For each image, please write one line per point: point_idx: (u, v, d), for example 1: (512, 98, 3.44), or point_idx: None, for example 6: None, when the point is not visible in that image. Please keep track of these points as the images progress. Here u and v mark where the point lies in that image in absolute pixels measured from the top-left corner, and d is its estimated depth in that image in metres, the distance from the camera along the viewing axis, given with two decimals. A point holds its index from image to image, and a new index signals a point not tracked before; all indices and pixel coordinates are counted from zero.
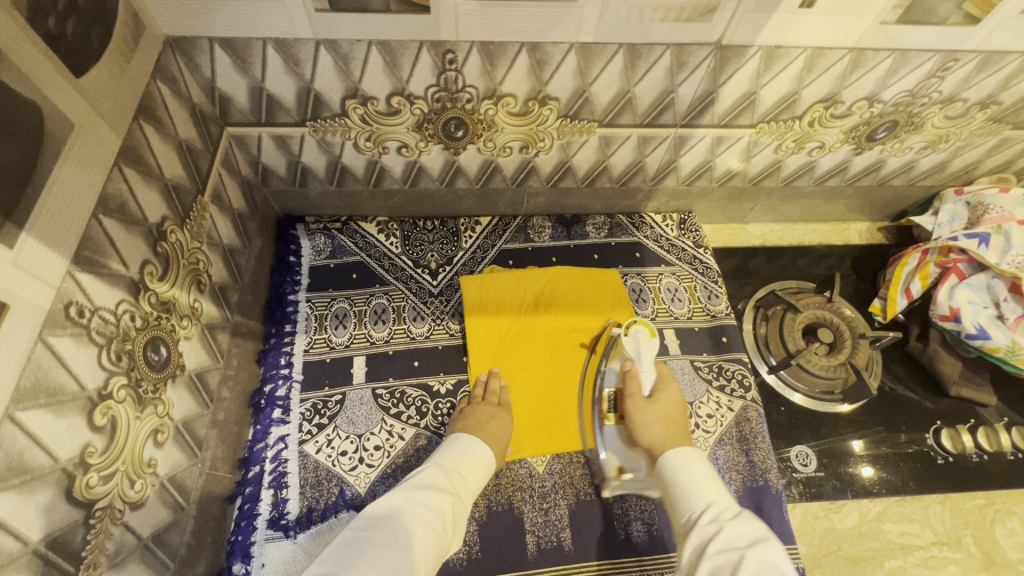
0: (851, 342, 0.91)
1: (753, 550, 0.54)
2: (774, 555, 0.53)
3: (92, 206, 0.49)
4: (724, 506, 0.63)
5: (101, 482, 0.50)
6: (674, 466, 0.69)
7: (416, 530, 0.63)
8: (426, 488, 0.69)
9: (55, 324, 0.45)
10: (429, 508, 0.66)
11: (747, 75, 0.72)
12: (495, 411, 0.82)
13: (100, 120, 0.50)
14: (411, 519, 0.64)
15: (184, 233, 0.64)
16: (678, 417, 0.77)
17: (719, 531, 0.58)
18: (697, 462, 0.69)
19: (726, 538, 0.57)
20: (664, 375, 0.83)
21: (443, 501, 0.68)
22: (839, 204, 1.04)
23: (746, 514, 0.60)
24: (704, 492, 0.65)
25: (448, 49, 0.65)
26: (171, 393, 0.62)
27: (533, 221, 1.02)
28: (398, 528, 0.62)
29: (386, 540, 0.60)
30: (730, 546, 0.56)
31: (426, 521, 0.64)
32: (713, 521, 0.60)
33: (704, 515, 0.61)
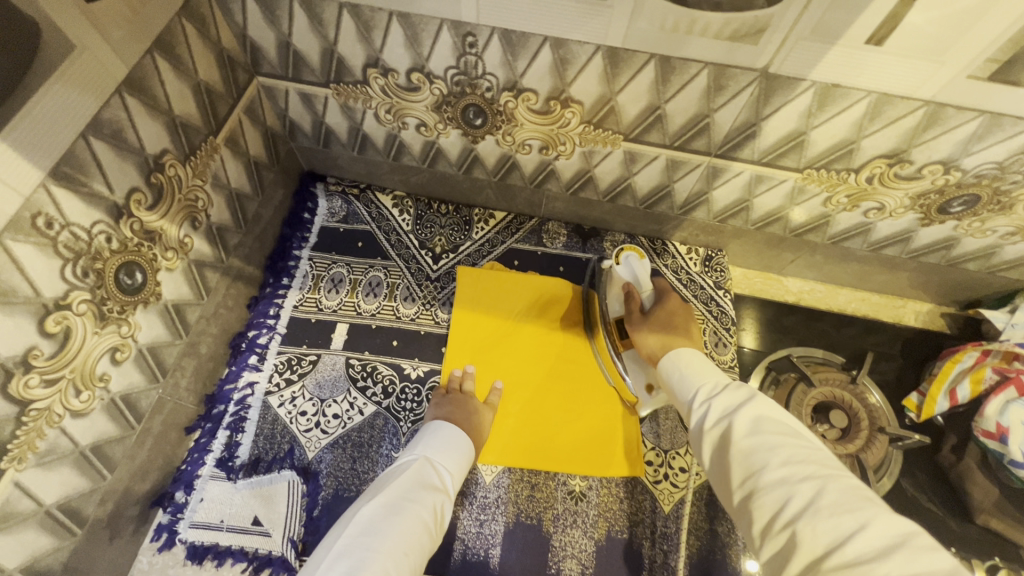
0: (867, 435, 0.81)
1: (740, 414, 0.54)
2: (764, 411, 0.54)
3: (81, 128, 0.51)
4: (713, 382, 0.61)
5: (43, 385, 0.53)
6: (670, 369, 0.67)
7: (417, 532, 0.59)
8: (419, 486, 0.64)
9: (17, 230, 0.47)
10: (425, 506, 0.62)
11: (797, 112, 0.63)
12: (479, 408, 0.79)
13: (107, 48, 0.52)
14: (410, 522, 0.59)
15: (185, 170, 0.67)
16: (676, 326, 0.72)
17: (710, 408, 0.57)
18: (689, 358, 0.66)
19: (719, 411, 0.57)
20: (661, 288, 0.78)
21: (437, 499, 0.64)
22: (896, 276, 0.91)
23: (733, 383, 0.60)
24: (694, 378, 0.63)
25: (468, 32, 0.62)
26: (140, 317, 0.64)
27: (549, 225, 0.98)
28: (397, 531, 0.57)
29: (388, 546, 0.55)
30: (724, 417, 0.56)
31: (425, 521, 0.61)
32: (703, 403, 0.59)
33: (696, 399, 0.61)
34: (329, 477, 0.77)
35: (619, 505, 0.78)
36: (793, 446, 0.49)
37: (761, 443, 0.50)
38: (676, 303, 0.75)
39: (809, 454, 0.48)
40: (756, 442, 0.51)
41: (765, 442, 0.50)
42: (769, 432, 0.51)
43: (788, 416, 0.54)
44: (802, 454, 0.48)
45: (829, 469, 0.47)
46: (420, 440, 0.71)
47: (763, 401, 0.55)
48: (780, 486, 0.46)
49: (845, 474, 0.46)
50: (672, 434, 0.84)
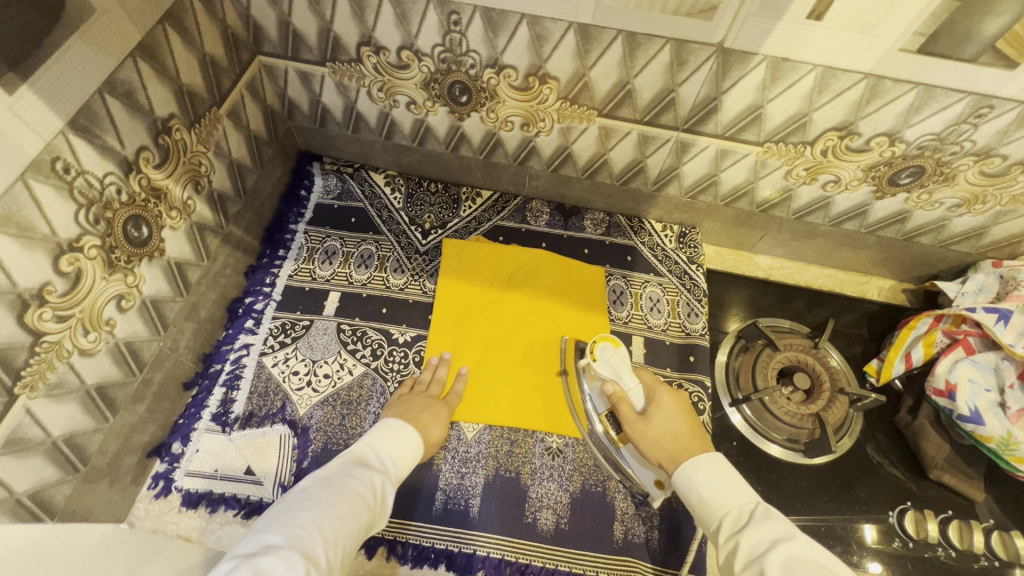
0: (829, 395, 0.85)
1: (772, 555, 0.54)
2: (797, 551, 0.54)
3: (97, 84, 0.56)
4: (739, 511, 0.63)
5: (55, 320, 0.57)
6: (687, 480, 0.69)
7: (352, 502, 0.63)
8: (357, 465, 0.69)
9: (39, 172, 0.52)
10: (362, 481, 0.67)
11: (752, 85, 0.69)
12: (432, 404, 0.81)
13: (123, 14, 0.57)
14: (343, 493, 0.63)
15: (190, 136, 0.72)
16: (677, 428, 0.76)
17: (739, 545, 0.58)
18: (704, 464, 0.69)
19: (747, 550, 0.57)
20: (649, 385, 0.81)
21: (376, 476, 0.68)
22: (858, 252, 0.97)
23: (760, 513, 0.62)
24: (719, 502, 0.65)
25: (452, 10, 0.68)
26: (145, 270, 0.69)
27: (533, 204, 1.04)
28: (329, 499, 0.62)
29: (317, 511, 0.60)
30: (754, 559, 0.56)
31: (359, 495, 0.64)
32: (731, 538, 0.60)
33: (722, 531, 0.62)
34: (319, 432, 0.82)
35: (594, 461, 0.82)
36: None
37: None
38: (670, 400, 0.79)
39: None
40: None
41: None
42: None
43: (826, 560, 0.54)
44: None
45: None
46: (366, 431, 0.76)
47: (797, 541, 0.56)
48: None
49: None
50: None
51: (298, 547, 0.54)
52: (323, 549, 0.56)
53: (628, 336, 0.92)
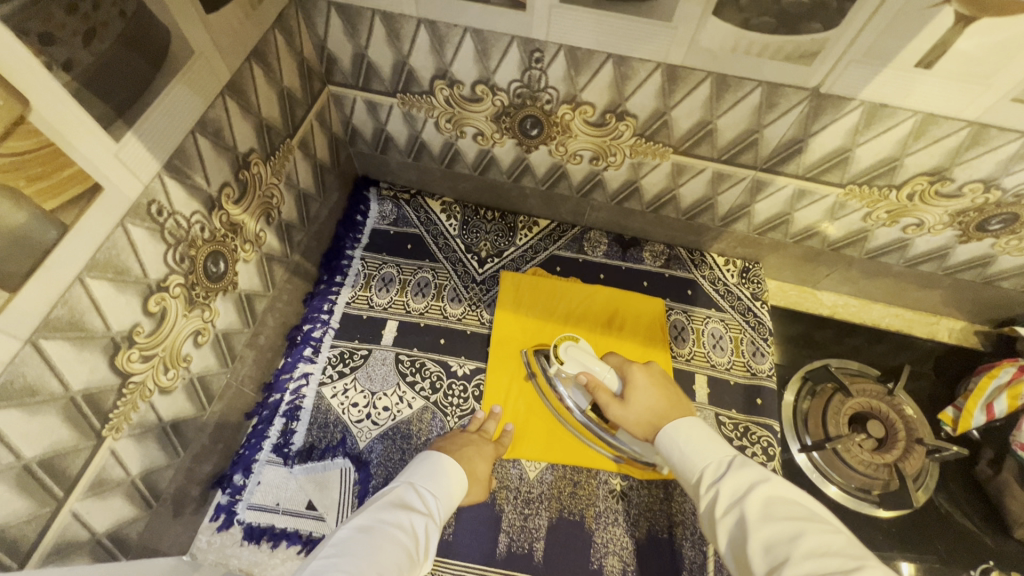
0: (905, 445, 0.81)
1: (752, 499, 0.55)
2: (777, 494, 0.55)
3: (191, 125, 0.56)
4: (716, 460, 0.62)
5: (140, 360, 0.57)
6: (669, 445, 0.67)
7: (393, 551, 0.57)
8: (398, 509, 0.63)
9: (137, 215, 0.52)
10: (402, 527, 0.61)
11: (843, 129, 0.67)
12: (476, 440, 0.79)
13: (217, 54, 0.57)
14: (383, 542, 0.57)
15: (266, 169, 0.72)
16: (651, 402, 0.72)
17: (718, 493, 0.58)
18: (682, 429, 0.66)
19: (727, 495, 0.57)
20: (618, 366, 0.79)
21: (417, 520, 0.63)
22: (929, 293, 0.94)
23: (735, 459, 0.61)
24: (698, 453, 0.64)
25: (536, 48, 0.67)
26: (219, 304, 0.69)
27: (591, 234, 1.02)
28: (370, 551, 0.56)
29: (358, 565, 0.53)
30: (734, 504, 0.57)
31: (402, 544, 0.58)
32: (710, 487, 0.60)
33: (701, 479, 0.61)
34: (380, 466, 0.80)
35: (659, 506, 0.80)
36: (816, 534, 0.50)
37: (781, 534, 0.51)
38: (645, 376, 0.76)
39: (832, 544, 0.49)
40: (774, 533, 0.51)
41: (781, 531, 0.51)
42: (782, 518, 0.52)
43: (797, 497, 0.56)
44: (823, 545, 0.49)
45: (856, 559, 0.47)
46: (405, 470, 0.71)
47: (772, 482, 0.57)
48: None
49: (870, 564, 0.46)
50: None
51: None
52: None
53: (691, 374, 0.90)
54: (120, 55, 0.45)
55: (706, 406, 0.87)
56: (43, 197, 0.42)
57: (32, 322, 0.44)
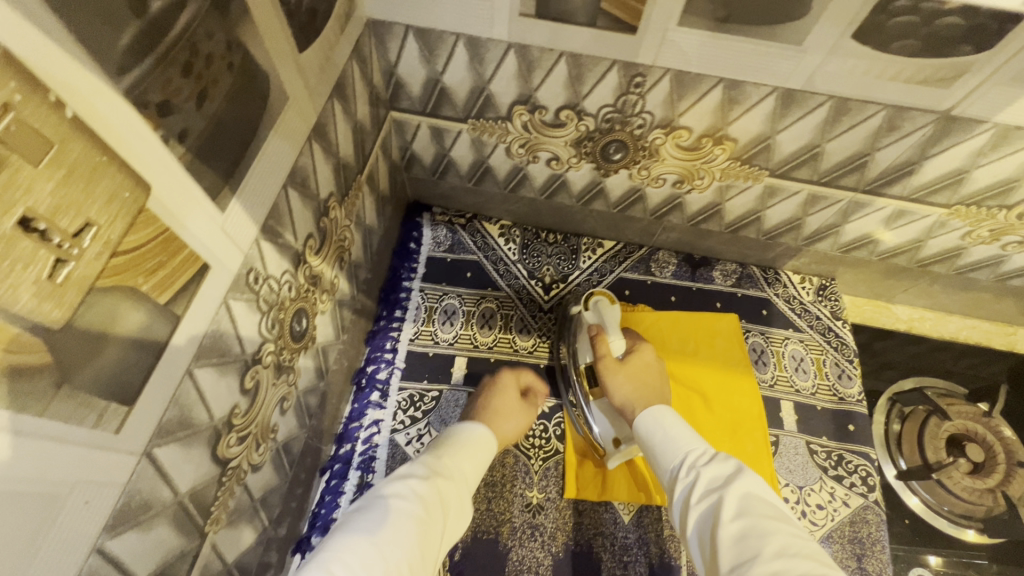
0: (1005, 469, 0.81)
1: (729, 490, 0.54)
2: (755, 488, 0.55)
3: (284, 178, 0.50)
4: (697, 449, 0.62)
5: (237, 442, 0.51)
6: (648, 426, 0.67)
7: (393, 513, 0.52)
8: (403, 473, 0.58)
9: (237, 288, 0.46)
10: (403, 492, 0.55)
11: (966, 151, 0.63)
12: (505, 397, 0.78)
13: (305, 97, 0.51)
14: (380, 512, 0.52)
15: (341, 211, 0.66)
16: (649, 379, 0.75)
17: (698, 480, 0.58)
18: (668, 413, 0.68)
19: (705, 483, 0.57)
20: (629, 341, 0.82)
21: (424, 484, 0.57)
22: (1010, 304, 0.91)
23: (718, 451, 0.61)
24: (680, 440, 0.64)
25: (639, 72, 0.62)
26: (301, 363, 0.63)
27: (658, 255, 0.97)
28: (364, 523, 0.51)
29: (348, 539, 0.48)
30: (710, 492, 0.56)
31: (399, 510, 0.52)
32: (689, 472, 0.59)
33: (681, 463, 0.61)
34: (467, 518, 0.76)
35: None
36: (787, 534, 0.49)
37: (753, 527, 0.50)
38: (652, 357, 0.78)
39: (802, 546, 0.48)
40: (748, 526, 0.50)
41: (755, 525, 0.50)
42: (757, 514, 0.51)
43: (773, 495, 0.55)
44: (794, 545, 0.48)
45: (824, 566, 0.46)
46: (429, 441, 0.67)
47: (751, 477, 0.56)
48: None
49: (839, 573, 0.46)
50: (803, 470, 0.81)
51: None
52: None
53: (777, 401, 0.86)
54: (227, 113, 0.39)
55: (796, 434, 0.84)
56: (157, 291, 0.36)
57: (145, 432, 0.38)
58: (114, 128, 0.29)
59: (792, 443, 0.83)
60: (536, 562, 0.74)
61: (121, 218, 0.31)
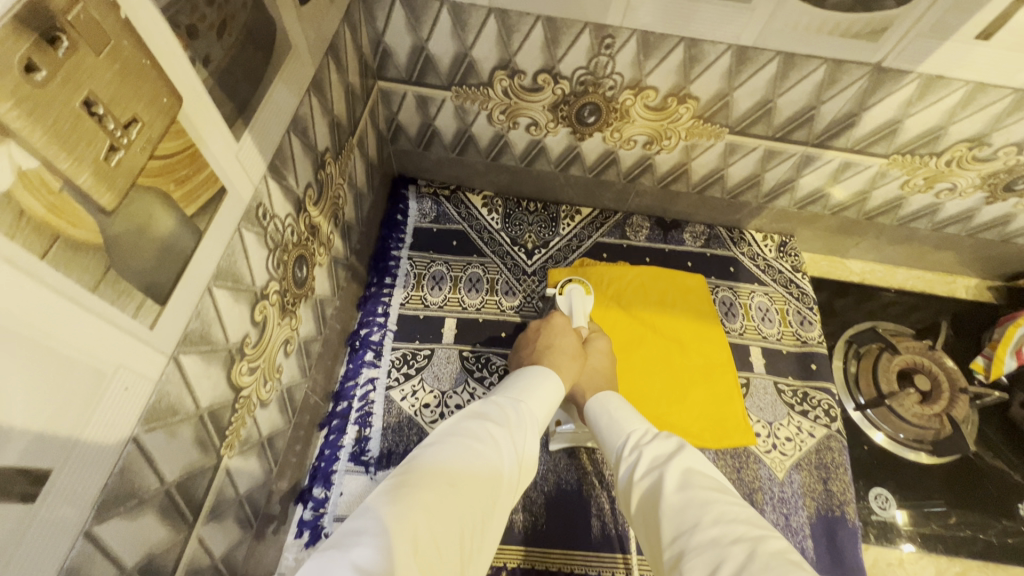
0: (950, 394, 0.90)
1: (670, 464, 0.54)
2: (694, 463, 0.54)
3: (287, 123, 0.54)
4: (642, 428, 0.62)
5: (248, 372, 0.54)
6: (599, 411, 0.68)
7: (481, 454, 0.51)
8: (477, 415, 0.56)
9: (249, 219, 0.49)
10: (478, 434, 0.53)
11: (898, 102, 0.71)
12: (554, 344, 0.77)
13: (305, 49, 0.55)
14: (456, 450, 0.50)
15: (336, 169, 0.70)
16: (602, 365, 0.77)
17: (640, 458, 0.57)
18: (613, 400, 0.69)
19: (647, 461, 0.56)
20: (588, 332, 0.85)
21: (499, 429, 0.55)
22: (948, 254, 1.01)
23: (661, 431, 0.60)
24: (624, 423, 0.64)
25: (608, 34, 0.68)
26: (302, 311, 0.66)
27: (632, 220, 1.04)
28: (439, 459, 0.49)
29: (427, 475, 0.46)
30: (652, 468, 0.55)
31: (477, 453, 0.51)
32: (632, 451, 0.58)
33: (624, 445, 0.60)
34: None
35: (738, 474, 0.81)
36: (724, 502, 0.48)
37: (692, 496, 0.49)
38: (606, 347, 0.81)
39: (741, 514, 0.47)
40: (688, 496, 0.49)
41: (695, 495, 0.49)
42: (697, 486, 0.50)
43: (716, 469, 0.54)
44: (733, 512, 0.46)
45: (763, 530, 0.45)
46: (501, 386, 0.66)
47: (692, 454, 0.55)
48: (712, 549, 0.43)
49: (776, 535, 0.44)
50: (773, 407, 0.88)
51: (425, 509, 0.43)
52: (432, 530, 0.42)
53: (746, 347, 0.93)
54: (242, 49, 0.43)
55: (765, 376, 0.91)
56: (186, 201, 0.39)
57: (173, 337, 0.41)
58: (154, 37, 0.33)
59: (762, 384, 0.90)
60: (530, 502, 0.78)
61: (160, 122, 0.34)
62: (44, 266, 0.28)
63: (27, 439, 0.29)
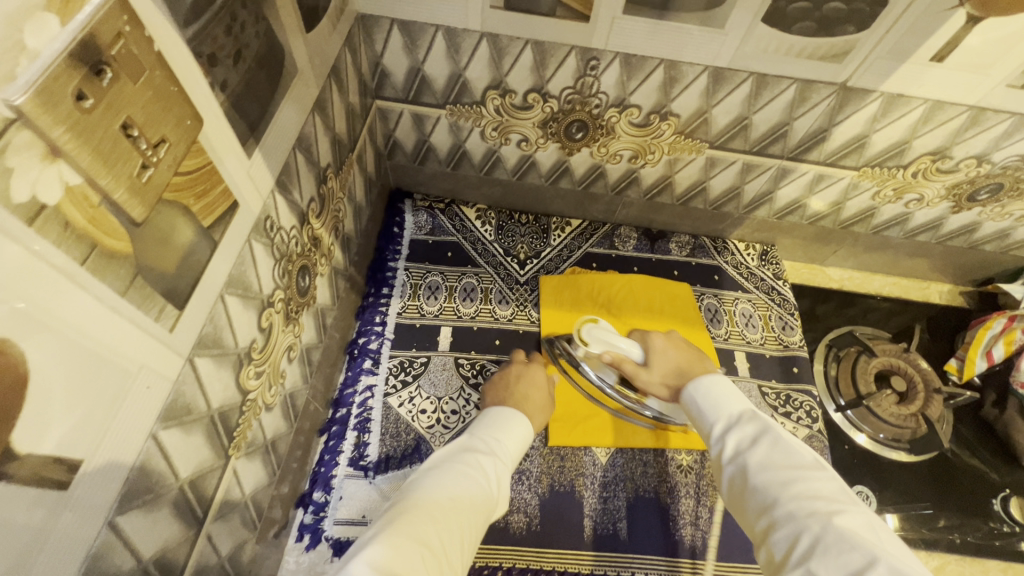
0: (925, 394, 0.93)
1: (756, 452, 0.55)
2: (786, 441, 0.55)
3: (293, 140, 0.57)
4: (725, 411, 0.62)
5: (254, 376, 0.57)
6: (691, 394, 0.67)
7: (469, 474, 0.59)
8: (463, 446, 0.65)
9: (257, 231, 0.53)
10: (466, 460, 0.62)
11: (864, 118, 0.76)
12: (524, 376, 0.83)
13: (310, 71, 0.59)
14: (450, 472, 0.59)
15: (336, 184, 0.73)
16: (675, 364, 0.75)
17: (726, 443, 0.59)
18: (708, 388, 0.65)
19: (735, 444, 0.58)
20: (640, 337, 0.82)
21: (482, 455, 0.64)
22: (921, 261, 1.06)
23: (747, 412, 0.61)
24: (708, 408, 0.64)
25: (593, 56, 0.72)
26: (304, 319, 0.69)
27: (620, 230, 1.08)
28: (437, 479, 0.57)
29: (429, 490, 0.55)
30: (738, 451, 0.57)
31: (468, 474, 0.60)
32: (718, 436, 0.60)
33: (710, 430, 0.62)
34: None
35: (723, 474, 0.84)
36: (811, 480, 0.50)
37: (780, 483, 0.51)
38: (662, 341, 0.78)
39: (826, 490, 0.49)
40: (772, 482, 0.52)
41: (778, 477, 0.52)
42: (784, 466, 0.52)
43: (808, 448, 0.55)
44: (815, 489, 0.49)
45: (844, 505, 0.48)
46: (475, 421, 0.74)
47: (781, 433, 0.56)
48: (791, 524, 0.47)
49: (854, 511, 0.47)
50: (757, 409, 0.91)
51: (431, 515, 0.51)
52: (439, 529, 0.50)
53: (731, 351, 0.96)
54: (255, 74, 0.47)
55: (749, 379, 0.94)
56: (203, 214, 0.43)
57: (190, 340, 0.44)
58: (180, 64, 0.37)
59: (746, 387, 0.93)
60: (525, 503, 0.80)
61: (184, 143, 0.38)
62: (84, 271, 0.31)
63: (64, 430, 0.32)
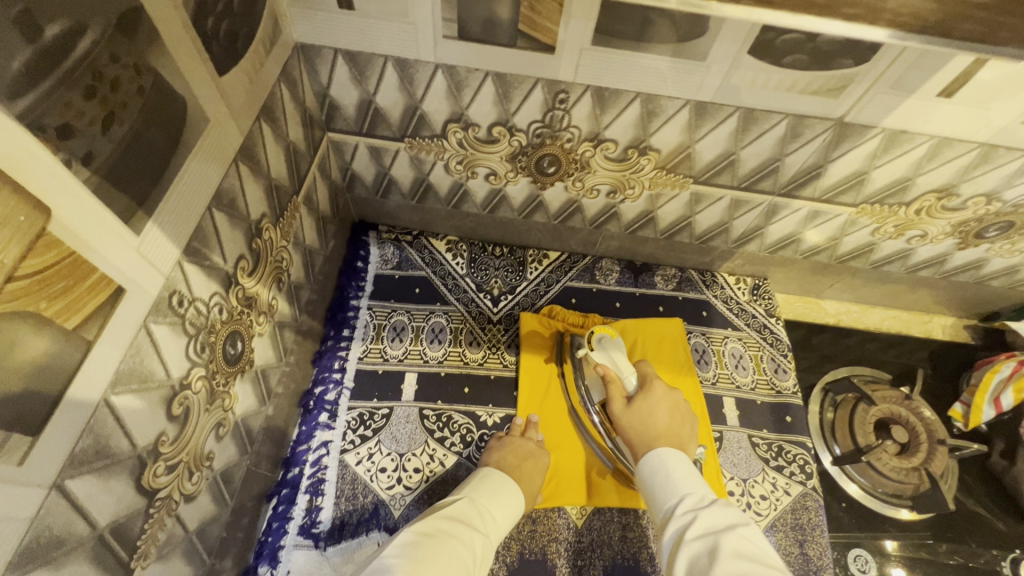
0: (929, 448, 0.86)
1: (728, 534, 0.55)
2: (754, 537, 0.55)
3: (208, 200, 0.50)
4: (698, 495, 0.63)
5: (166, 471, 0.50)
6: (658, 466, 0.67)
7: (460, 558, 0.58)
8: (459, 518, 0.64)
9: (159, 311, 0.45)
10: (461, 539, 0.60)
11: (862, 155, 0.69)
12: (533, 452, 0.77)
13: (229, 116, 0.52)
14: (445, 552, 0.57)
15: (276, 232, 0.66)
16: (659, 420, 0.72)
17: (693, 522, 0.58)
18: (676, 458, 0.68)
19: (705, 525, 0.57)
20: (644, 374, 0.80)
21: (476, 536, 0.62)
22: (923, 294, 0.98)
23: (720, 500, 0.61)
24: (681, 485, 0.64)
25: (561, 89, 0.65)
26: (237, 388, 0.62)
27: (602, 263, 1.01)
28: (429, 558, 0.56)
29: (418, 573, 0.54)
30: (705, 534, 0.56)
31: (461, 558, 0.58)
32: (686, 514, 0.60)
33: (677, 508, 0.61)
34: None
35: None
36: None
37: (750, 567, 0.50)
38: (662, 394, 0.75)
39: None
40: (740, 564, 0.50)
41: (746, 565, 0.50)
42: (755, 559, 0.51)
43: (773, 551, 0.54)
44: None
45: None
46: (472, 480, 0.72)
47: (753, 528, 0.56)
48: None
49: None
50: (747, 462, 0.84)
51: None
52: None
53: (719, 397, 0.89)
54: (140, 137, 0.40)
55: (738, 428, 0.87)
56: (64, 315, 0.35)
57: (56, 464, 0.36)
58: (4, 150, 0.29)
59: (735, 437, 0.86)
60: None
61: (15, 244, 0.30)
62: None
63: None
